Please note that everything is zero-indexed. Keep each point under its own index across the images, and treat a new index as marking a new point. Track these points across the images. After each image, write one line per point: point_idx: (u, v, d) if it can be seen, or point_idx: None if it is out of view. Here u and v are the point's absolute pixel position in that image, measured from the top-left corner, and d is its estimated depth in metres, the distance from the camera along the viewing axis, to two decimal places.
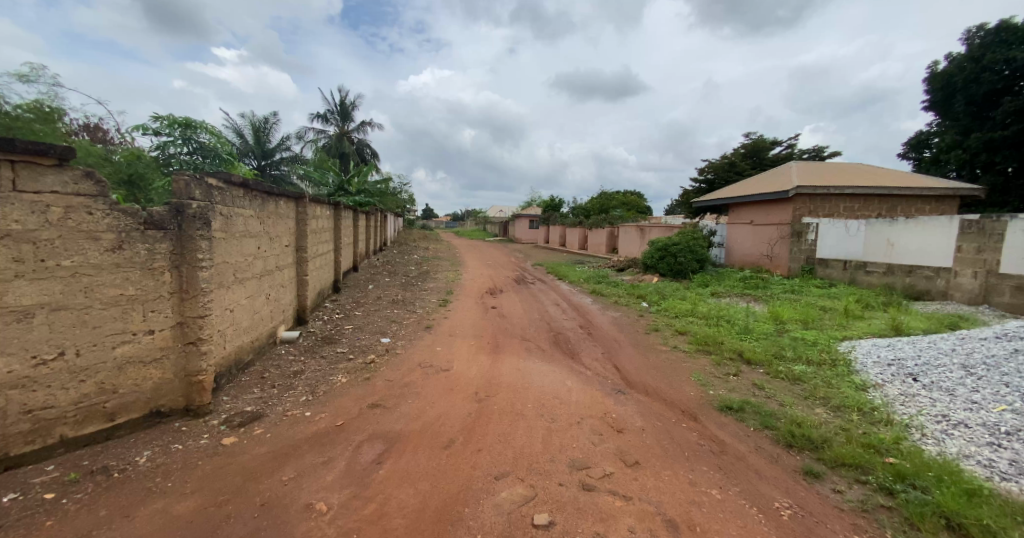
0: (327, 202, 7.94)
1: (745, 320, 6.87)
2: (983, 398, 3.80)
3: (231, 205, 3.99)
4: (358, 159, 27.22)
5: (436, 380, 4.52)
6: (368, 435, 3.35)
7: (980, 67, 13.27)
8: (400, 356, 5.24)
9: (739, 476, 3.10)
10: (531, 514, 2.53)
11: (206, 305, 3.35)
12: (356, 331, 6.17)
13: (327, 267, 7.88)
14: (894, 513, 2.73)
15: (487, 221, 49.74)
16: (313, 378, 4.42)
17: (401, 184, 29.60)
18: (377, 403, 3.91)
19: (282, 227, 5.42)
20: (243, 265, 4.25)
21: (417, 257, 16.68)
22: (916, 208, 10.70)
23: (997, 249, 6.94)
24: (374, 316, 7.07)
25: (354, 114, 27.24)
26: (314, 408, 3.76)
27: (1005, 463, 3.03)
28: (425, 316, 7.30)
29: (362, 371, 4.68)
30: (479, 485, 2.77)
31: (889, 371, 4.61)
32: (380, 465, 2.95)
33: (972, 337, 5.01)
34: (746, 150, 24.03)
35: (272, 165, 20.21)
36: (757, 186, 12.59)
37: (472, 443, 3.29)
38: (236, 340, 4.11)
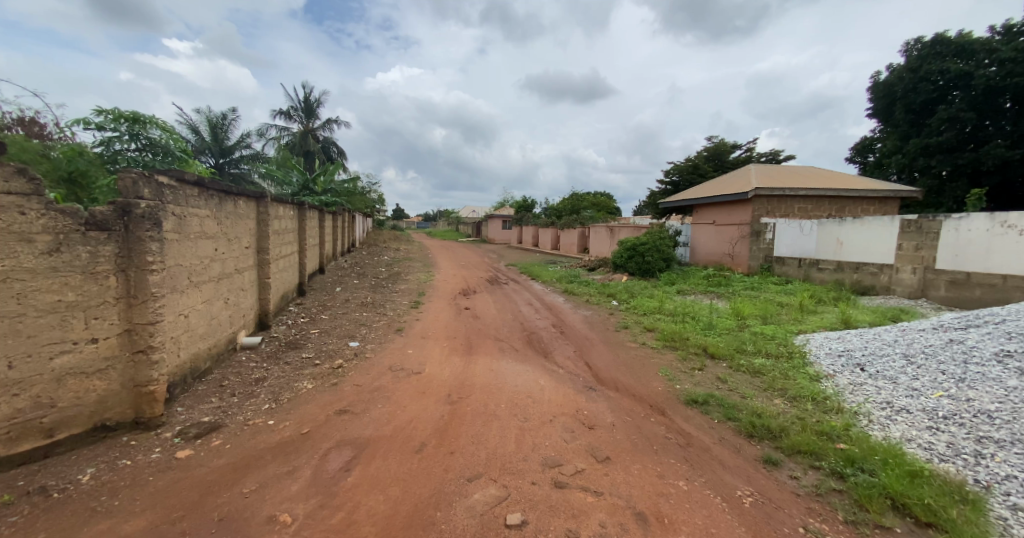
0: (291, 202, 7.68)
1: (709, 316, 7.12)
2: (923, 385, 4.06)
3: (185, 204, 3.79)
4: (323, 158, 26.51)
5: (407, 384, 4.44)
6: (335, 442, 3.25)
7: (917, 77, 14.17)
8: (370, 360, 5.13)
9: (704, 466, 3.20)
10: (503, 514, 2.53)
11: (157, 311, 3.16)
12: (322, 335, 6.00)
13: (291, 269, 7.61)
14: (845, 496, 2.88)
15: (458, 221, 49.47)
16: (276, 385, 4.25)
17: (369, 184, 29.01)
18: (345, 409, 3.81)
19: (242, 228, 5.20)
20: (198, 268, 4.05)
21: (387, 258, 16.42)
22: (862, 208, 11.36)
23: (934, 246, 7.47)
24: (342, 319, 6.89)
25: (319, 111, 26.52)
26: (277, 417, 3.62)
27: (942, 445, 3.25)
28: (396, 318, 7.17)
29: (329, 376, 4.55)
30: (451, 488, 2.74)
31: (839, 362, 4.89)
32: (348, 473, 2.87)
33: (912, 329, 5.36)
34: (709, 153, 24.89)
35: (231, 164, 19.40)
36: (720, 187, 13.05)
37: (444, 446, 3.26)
38: (191, 347, 3.91)
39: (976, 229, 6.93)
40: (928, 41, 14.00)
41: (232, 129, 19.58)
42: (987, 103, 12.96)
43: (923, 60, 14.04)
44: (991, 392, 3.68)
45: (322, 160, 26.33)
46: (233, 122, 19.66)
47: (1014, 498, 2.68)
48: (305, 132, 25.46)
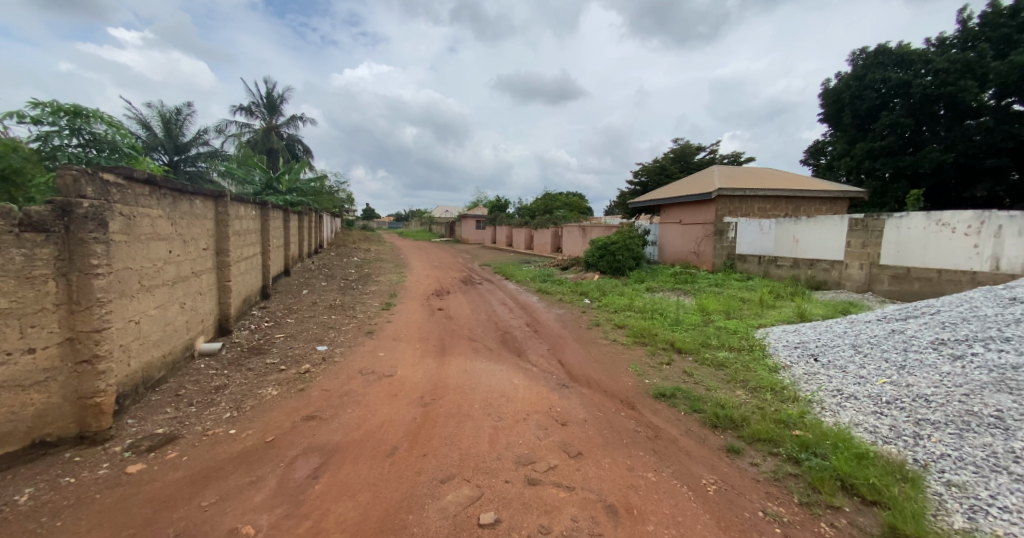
0: (252, 202, 7.46)
1: (676, 312, 7.37)
2: (869, 373, 4.36)
3: (134, 204, 3.66)
4: (288, 156, 25.79)
5: (378, 387, 4.42)
6: (302, 449, 3.22)
7: (862, 85, 14.93)
8: (339, 364, 5.06)
9: (671, 457, 3.34)
10: (476, 514, 2.57)
11: (103, 318, 3.06)
12: (288, 339, 5.87)
13: (254, 271, 7.40)
14: (800, 480, 3.07)
15: (431, 221, 49.09)
16: (238, 393, 4.16)
17: (338, 183, 28.43)
18: (313, 414, 3.77)
19: (198, 228, 5.03)
20: (150, 272, 3.92)
21: (357, 259, 16.12)
22: (815, 208, 11.96)
23: (879, 243, 7.99)
24: (309, 323, 6.76)
25: (282, 107, 25.79)
26: (239, 425, 3.55)
27: (886, 428, 3.50)
28: (366, 320, 7.10)
29: (296, 382, 4.47)
30: (424, 491, 2.77)
31: (795, 353, 5.17)
32: (316, 480, 2.85)
33: (859, 320, 5.72)
34: (675, 154, 25.59)
35: (187, 161, 18.65)
36: (685, 188, 13.47)
37: (417, 448, 3.28)
38: (143, 356, 3.77)
39: (914, 229, 7.50)
40: (872, 51, 14.82)
41: (188, 125, 18.81)
42: (924, 111, 13.82)
43: (867, 69, 14.84)
44: (928, 377, 3.98)
45: (286, 157, 25.62)
46: (189, 117, 18.87)
47: (947, 474, 2.92)
48: (268, 130, 24.72)
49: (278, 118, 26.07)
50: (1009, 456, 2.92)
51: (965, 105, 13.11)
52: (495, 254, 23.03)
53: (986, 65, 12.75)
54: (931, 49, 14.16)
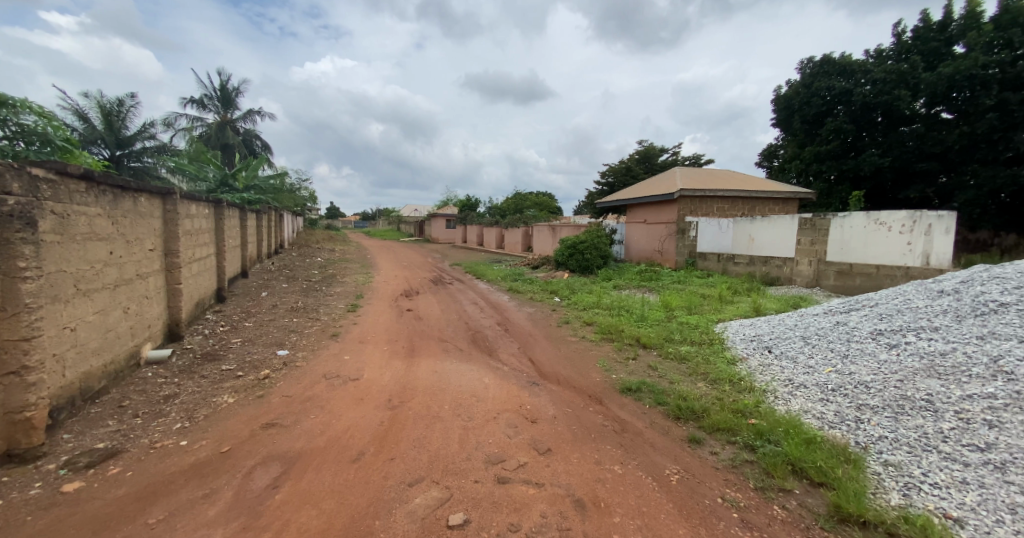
0: (205, 200, 7.17)
1: (641, 308, 7.59)
2: (817, 363, 4.64)
3: (68, 201, 3.48)
4: (244, 151, 24.85)
5: (342, 392, 4.36)
6: (261, 459, 3.15)
7: (810, 93, 15.72)
8: (301, 369, 4.95)
9: (637, 450, 3.47)
10: (445, 515, 2.59)
11: (33, 326, 2.91)
12: (246, 344, 5.69)
13: (208, 273, 7.11)
14: (755, 466, 3.25)
15: (399, 221, 48.35)
16: (190, 402, 4.01)
17: (300, 181, 27.61)
18: (273, 422, 3.69)
19: (144, 228, 4.82)
20: (88, 274, 3.73)
21: (322, 260, 15.72)
22: (770, 208, 12.56)
23: (825, 241, 8.50)
24: (269, 326, 6.56)
25: (238, 100, 24.85)
26: (191, 436, 3.43)
27: (831, 414, 3.75)
28: (331, 323, 6.96)
29: (254, 389, 4.35)
30: (392, 495, 2.77)
31: (751, 346, 5.45)
32: (276, 490, 2.80)
33: (808, 313, 6.08)
34: (640, 156, 26.25)
35: (131, 156, 17.71)
36: (649, 188, 13.85)
37: (384, 452, 3.27)
38: (80, 366, 3.58)
39: (855, 226, 8.04)
40: (817, 61, 15.64)
41: (131, 118, 17.85)
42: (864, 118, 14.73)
43: (814, 78, 15.66)
44: (867, 365, 4.29)
45: (243, 153, 24.68)
46: (133, 110, 17.85)
47: (885, 455, 3.16)
48: (223, 124, 23.70)
49: (233, 112, 25.06)
50: (938, 436, 3.18)
51: (900, 113, 14.11)
52: (465, 253, 22.97)
53: (917, 76, 13.72)
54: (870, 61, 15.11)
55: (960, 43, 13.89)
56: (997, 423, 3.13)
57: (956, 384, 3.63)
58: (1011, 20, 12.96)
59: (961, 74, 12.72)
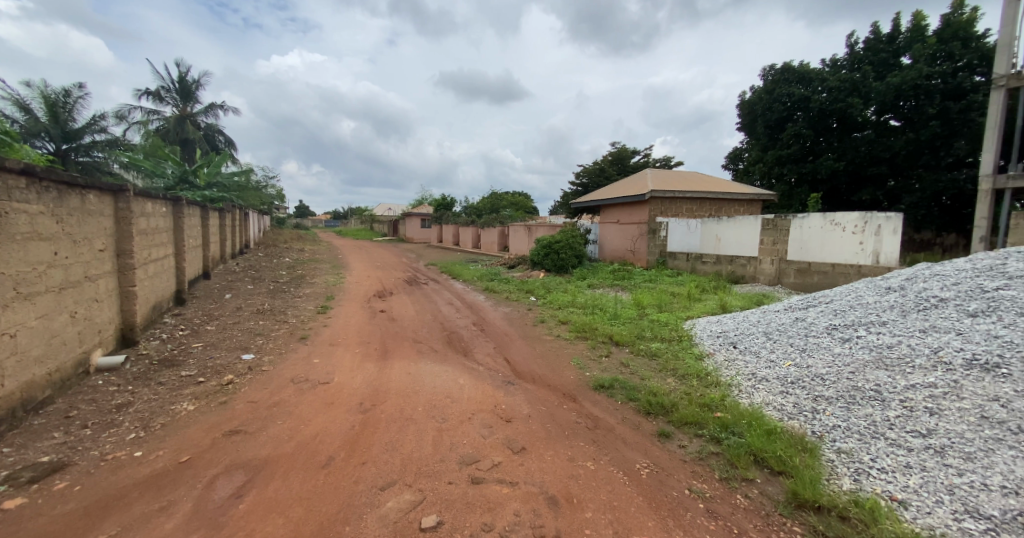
0: (162, 198, 6.92)
1: (614, 307, 7.75)
2: (778, 357, 4.86)
3: (6, 198, 3.33)
4: (205, 147, 24.00)
5: (312, 395, 4.31)
6: (224, 467, 3.09)
7: (771, 99, 16.26)
8: (267, 373, 4.85)
9: (609, 445, 3.56)
10: (418, 518, 2.61)
11: None
12: (208, 349, 5.52)
13: (166, 274, 6.86)
14: (720, 458, 3.38)
15: (373, 220, 47.58)
16: (145, 411, 3.87)
17: (267, 178, 26.85)
18: (237, 429, 3.61)
19: (93, 227, 4.63)
20: (29, 276, 3.56)
21: (290, 260, 15.33)
22: (736, 210, 13.00)
23: (786, 241, 8.88)
24: (233, 330, 6.38)
25: (197, 93, 24.01)
26: (146, 447, 3.32)
27: (790, 406, 3.94)
28: (300, 325, 6.83)
29: (216, 395, 4.24)
30: (363, 500, 2.76)
31: (717, 342, 5.65)
32: (239, 500, 2.75)
33: (771, 310, 6.35)
34: (613, 157, 26.69)
35: (78, 150, 16.92)
36: (622, 189, 14.12)
37: (355, 456, 3.25)
38: (20, 375, 3.42)
39: (813, 226, 8.42)
40: (778, 68, 16.28)
41: (80, 109, 17.02)
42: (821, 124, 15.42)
43: (775, 84, 16.23)
44: (823, 358, 4.52)
45: (204, 149, 23.84)
46: (80, 101, 17.06)
47: (838, 443, 3.35)
48: (181, 118, 22.82)
49: (193, 105, 24.19)
50: (885, 424, 3.40)
51: (853, 120, 14.85)
52: (441, 253, 22.83)
53: (869, 85, 14.46)
54: (827, 69, 15.84)
55: (906, 55, 14.71)
56: (937, 410, 3.37)
57: (901, 375, 3.87)
58: (952, 34, 13.83)
59: (907, 84, 13.57)
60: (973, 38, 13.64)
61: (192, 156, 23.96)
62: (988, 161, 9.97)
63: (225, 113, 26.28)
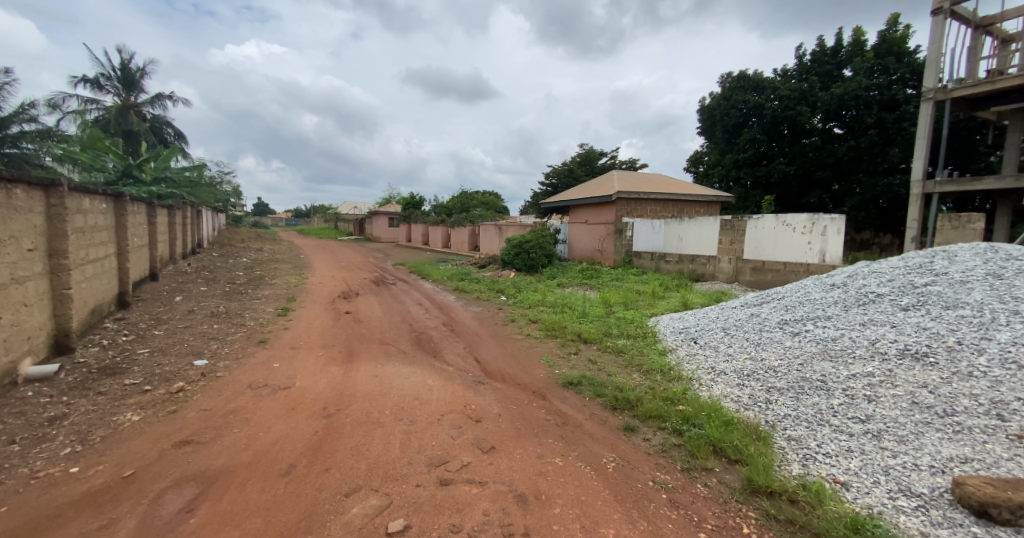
0: (102, 193, 6.57)
1: (583, 305, 7.92)
2: (735, 351, 5.11)
3: None
4: (151, 139, 22.81)
5: (272, 402, 4.22)
6: (174, 480, 2.99)
7: (728, 105, 17.12)
8: (222, 379, 4.72)
9: (577, 441, 3.67)
10: (384, 522, 2.61)
11: None
12: (155, 355, 5.29)
13: (106, 276, 6.51)
14: (682, 449, 3.55)
15: (338, 219, 46.40)
16: (83, 423, 3.69)
17: (222, 174, 25.77)
18: (188, 439, 3.50)
19: (20, 225, 4.35)
20: None
21: (246, 260, 14.77)
22: (696, 211, 13.49)
23: (743, 240, 9.32)
24: (183, 334, 6.13)
25: (142, 82, 22.82)
26: (83, 462, 3.18)
27: (745, 397, 4.17)
28: (258, 329, 6.63)
29: (164, 404, 4.09)
30: (327, 507, 2.74)
31: (680, 338, 5.89)
32: (191, 513, 2.67)
33: (729, 306, 6.67)
34: (581, 158, 27.14)
35: (5, 140, 15.75)
36: (590, 190, 14.41)
37: (318, 463, 3.21)
38: None
39: (767, 227, 8.88)
40: (735, 76, 17.12)
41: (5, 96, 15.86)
42: (773, 130, 16.23)
43: (732, 92, 17.09)
44: (775, 351, 4.80)
45: (151, 142, 22.67)
46: (5, 88, 15.94)
47: (788, 431, 3.57)
48: (123, 108, 21.63)
49: (137, 95, 22.99)
50: (830, 411, 3.65)
51: (801, 127, 15.57)
52: (407, 253, 22.36)
53: (816, 95, 15.26)
54: (779, 78, 16.74)
55: (848, 67, 15.65)
56: (874, 397, 3.65)
57: (844, 365, 4.16)
58: (887, 49, 14.88)
59: (849, 95, 14.45)
60: (906, 53, 14.71)
61: (137, 148, 22.74)
62: (919, 168, 10.74)
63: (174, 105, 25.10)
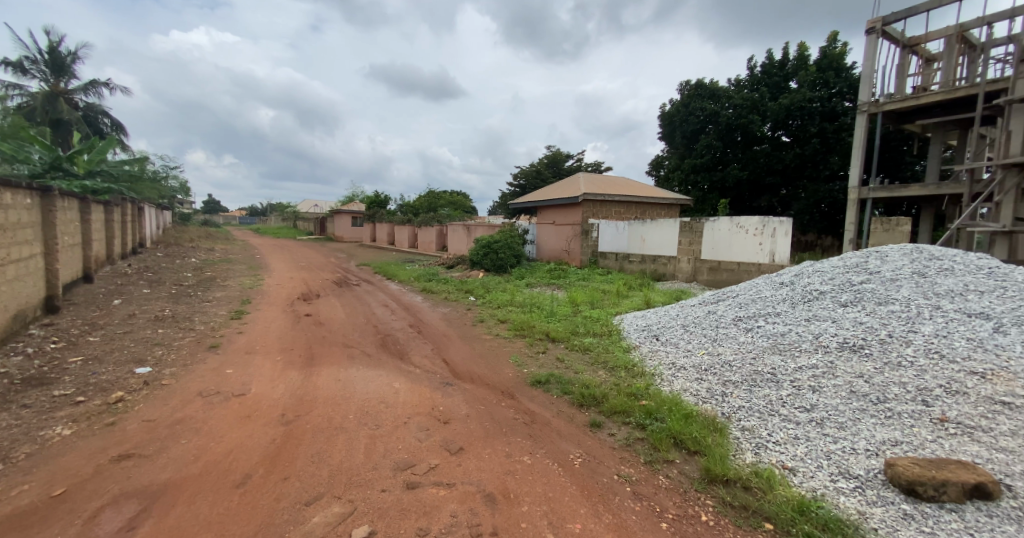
0: (26, 189, 6.17)
1: (551, 305, 8.06)
2: (695, 347, 5.36)
3: None
4: (85, 129, 21.38)
5: (225, 410, 4.10)
6: (112, 497, 2.87)
7: (687, 112, 17.92)
8: (167, 388, 4.54)
9: (544, 439, 3.76)
10: (348, 530, 2.61)
11: None
12: (90, 364, 5.01)
13: (31, 278, 6.10)
14: (645, 442, 3.71)
15: (297, 217, 44.85)
16: (6, 438, 3.48)
17: (167, 169, 24.45)
18: (129, 453, 3.36)
19: None
20: None
21: (195, 261, 14.09)
22: (657, 213, 13.93)
23: (701, 242, 9.73)
24: (122, 341, 5.83)
25: (73, 67, 21.40)
26: (7, 482, 3.00)
27: (703, 391, 4.39)
28: (209, 334, 6.38)
29: (101, 416, 3.91)
30: (288, 517, 2.71)
31: (643, 335, 6.11)
32: (135, 531, 2.58)
33: (688, 304, 6.97)
34: (548, 160, 27.51)
35: None
36: (557, 191, 14.67)
37: (276, 473, 3.16)
38: None
39: (722, 228, 9.33)
40: (693, 85, 17.92)
41: None
42: (728, 136, 17.07)
43: (691, 99, 17.89)
44: (731, 347, 5.07)
45: (84, 132, 21.31)
46: None
47: (742, 422, 3.80)
48: (52, 94, 20.21)
49: (67, 81, 21.58)
50: (779, 402, 3.91)
51: (753, 134, 16.46)
52: (376, 253, 22.25)
53: (765, 105, 16.15)
54: (733, 88, 17.62)
55: (793, 80, 16.60)
56: (817, 387, 3.94)
57: (792, 358, 4.46)
58: (828, 65, 15.76)
59: (795, 106, 15.37)
60: (843, 68, 15.63)
61: (68, 139, 21.33)
62: (855, 175, 11.51)
63: (112, 92, 23.68)
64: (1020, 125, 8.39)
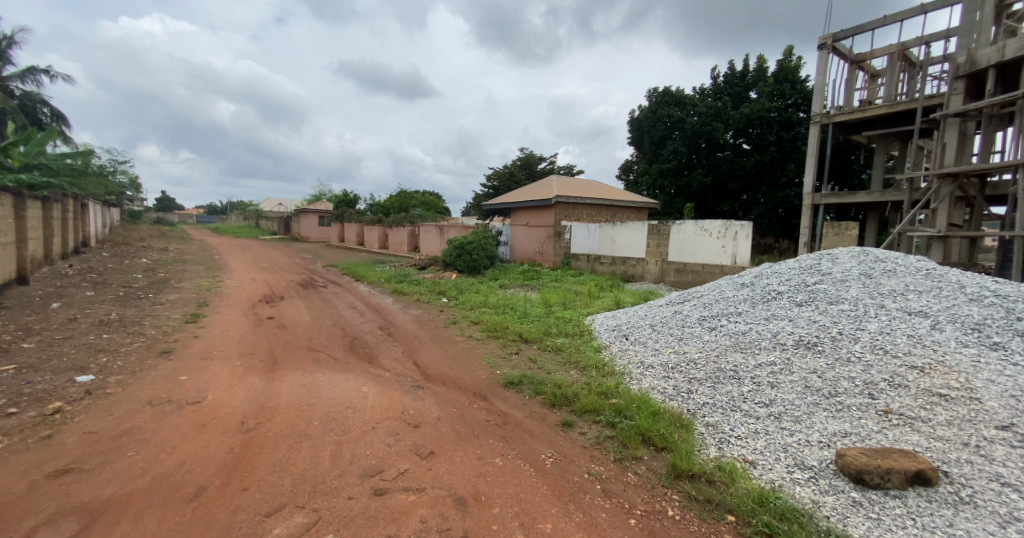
0: None
1: (524, 306, 8.14)
2: (662, 346, 5.52)
3: None
4: (22, 120, 20.06)
5: (179, 419, 3.95)
6: (49, 515, 2.73)
7: (654, 118, 18.39)
8: (113, 397, 4.34)
9: (517, 440, 3.81)
10: None
11: None
12: (24, 373, 4.71)
13: None
14: (614, 440, 3.81)
15: (260, 216, 43.32)
16: None
17: (116, 164, 23.22)
18: (68, 468, 3.19)
19: None
20: None
21: (147, 262, 13.44)
22: (626, 216, 14.24)
23: (667, 244, 10.02)
24: (61, 348, 5.52)
25: (9, 53, 20.08)
26: None
27: (670, 388, 4.54)
28: (160, 339, 6.12)
29: (37, 429, 3.70)
30: (248, 529, 2.65)
31: (612, 335, 6.25)
32: None
33: (656, 304, 7.18)
34: (522, 161, 27.64)
35: None
36: (529, 193, 14.79)
37: (235, 483, 3.08)
38: None
39: (687, 231, 9.65)
40: (660, 92, 18.41)
41: None
42: (693, 143, 17.62)
43: (658, 106, 18.36)
44: (696, 345, 5.26)
45: (20, 122, 19.98)
46: None
47: (707, 418, 3.95)
48: None
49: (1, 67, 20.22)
50: (741, 397, 4.10)
51: (716, 141, 17.06)
52: (345, 253, 22.09)
53: (728, 113, 16.76)
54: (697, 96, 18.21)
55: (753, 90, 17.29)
56: (775, 383, 4.15)
57: (753, 355, 4.67)
58: (784, 77, 16.52)
59: (754, 115, 16.02)
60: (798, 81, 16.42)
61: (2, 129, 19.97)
62: (809, 181, 12.11)
63: (53, 81, 22.30)
64: (954, 136, 9.06)
